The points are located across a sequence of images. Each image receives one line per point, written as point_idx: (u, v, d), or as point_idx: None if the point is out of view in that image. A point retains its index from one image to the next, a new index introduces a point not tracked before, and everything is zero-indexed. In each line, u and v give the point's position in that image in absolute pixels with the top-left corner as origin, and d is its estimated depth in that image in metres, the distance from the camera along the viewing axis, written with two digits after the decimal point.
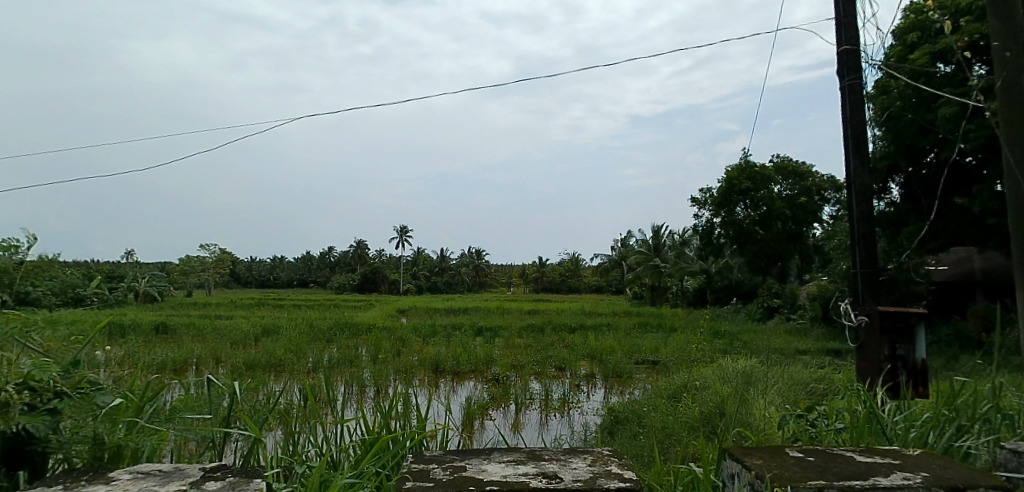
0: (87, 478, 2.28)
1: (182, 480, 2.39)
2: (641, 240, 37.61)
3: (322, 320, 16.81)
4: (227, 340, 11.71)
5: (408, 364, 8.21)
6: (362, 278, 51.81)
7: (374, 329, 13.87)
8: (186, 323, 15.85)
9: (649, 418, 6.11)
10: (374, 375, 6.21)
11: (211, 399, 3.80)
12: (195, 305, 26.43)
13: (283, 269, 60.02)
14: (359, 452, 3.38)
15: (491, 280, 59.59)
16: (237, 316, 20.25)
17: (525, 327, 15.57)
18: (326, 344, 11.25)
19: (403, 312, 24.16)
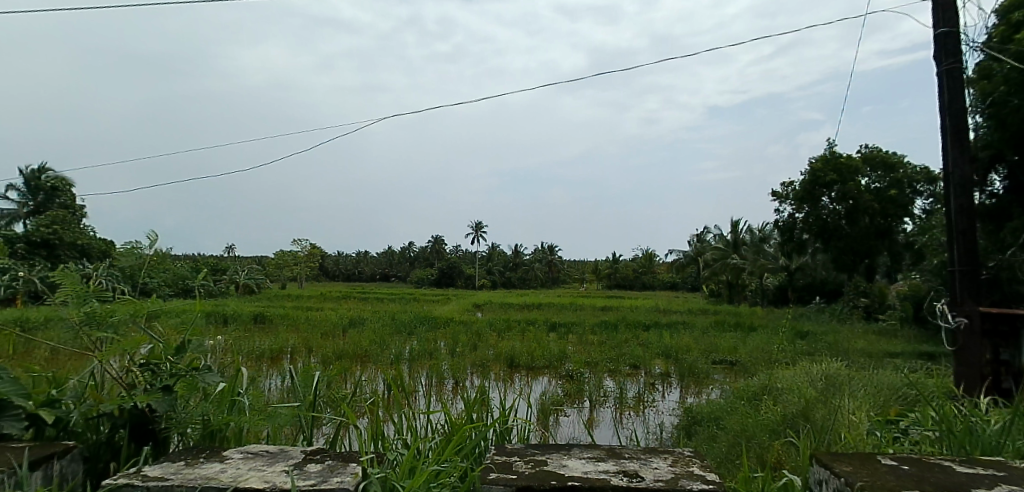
0: (207, 455, 2.47)
1: (287, 461, 2.60)
2: (719, 236, 36.45)
3: (405, 314, 17.23)
4: (318, 331, 12.26)
5: (483, 358, 8.31)
6: (439, 272, 53.03)
7: (452, 323, 14.14)
8: (281, 314, 16.73)
9: (728, 419, 5.91)
10: (453, 367, 6.26)
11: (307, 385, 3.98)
12: (292, 297, 27.86)
13: (367, 264, 61.99)
14: (445, 436, 3.50)
15: (564, 275, 59.49)
16: (328, 309, 21.16)
17: (598, 324, 15.43)
18: (407, 336, 11.54)
19: (478, 307, 24.57)
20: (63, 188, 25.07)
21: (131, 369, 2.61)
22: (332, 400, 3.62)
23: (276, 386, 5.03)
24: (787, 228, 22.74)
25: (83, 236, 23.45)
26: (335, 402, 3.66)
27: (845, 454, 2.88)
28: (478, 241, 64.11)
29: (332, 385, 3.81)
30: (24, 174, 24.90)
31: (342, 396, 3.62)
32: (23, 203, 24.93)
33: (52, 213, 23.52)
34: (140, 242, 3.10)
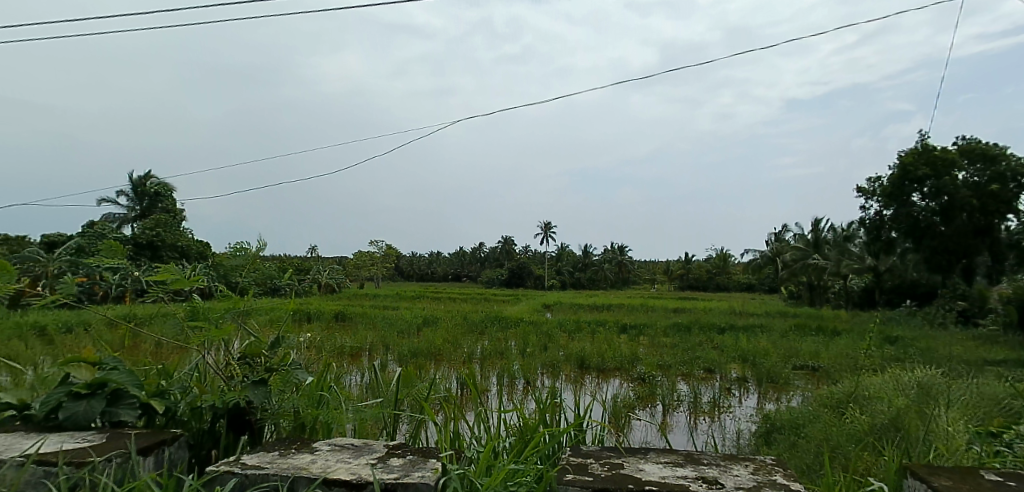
0: (298, 447, 2.60)
1: (371, 455, 2.68)
2: (799, 235, 34.80)
3: (476, 313, 17.33)
4: (396, 329, 12.58)
5: (554, 358, 8.27)
6: (509, 272, 53.14)
7: (522, 323, 14.16)
8: (360, 312, 17.31)
9: (810, 428, 5.59)
10: (524, 367, 6.16)
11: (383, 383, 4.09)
12: (369, 296, 28.64)
13: (439, 264, 62.83)
14: (519, 434, 3.50)
15: (635, 276, 58.36)
16: (404, 308, 21.58)
17: (670, 326, 15.01)
18: (478, 335, 11.66)
19: (549, 307, 24.51)
20: (165, 193, 26.63)
21: (231, 362, 2.75)
22: (411, 397, 3.71)
23: (357, 381, 5.22)
24: (875, 227, 21.78)
25: (183, 238, 24.73)
26: (412, 398, 3.74)
27: (945, 467, 2.66)
28: (547, 241, 63.97)
29: (409, 383, 3.89)
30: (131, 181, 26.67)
31: (419, 392, 3.70)
32: (131, 207, 26.68)
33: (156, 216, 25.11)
34: (245, 245, 3.38)
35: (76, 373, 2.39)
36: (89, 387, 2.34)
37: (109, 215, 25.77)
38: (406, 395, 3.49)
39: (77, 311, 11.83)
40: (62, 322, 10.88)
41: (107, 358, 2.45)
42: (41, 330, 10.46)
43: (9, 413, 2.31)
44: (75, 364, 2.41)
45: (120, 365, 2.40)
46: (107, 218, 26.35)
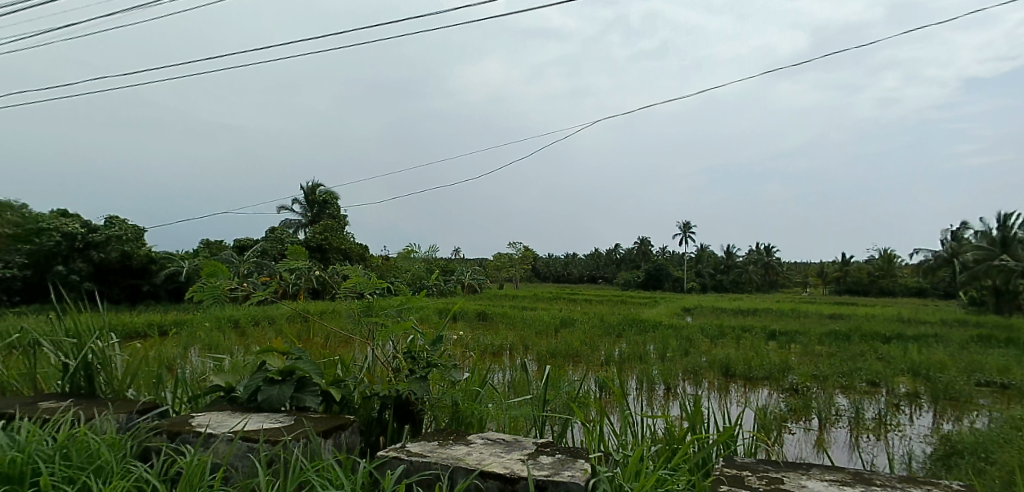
0: (454, 439, 2.72)
1: (522, 450, 2.74)
2: (984, 233, 30.07)
3: (614, 316, 17.03)
4: (537, 328, 12.73)
5: (697, 364, 7.90)
6: (646, 274, 51.26)
7: (661, 326, 13.69)
8: (503, 311, 17.79)
9: (1003, 454, 4.81)
10: (665, 372, 5.90)
11: (526, 383, 4.15)
12: (507, 297, 29.05)
13: (575, 264, 62.32)
14: (666, 437, 3.37)
15: (782, 279, 53.92)
16: (540, 308, 21.71)
17: (825, 334, 13.72)
18: (616, 338, 11.45)
19: (689, 311, 23.49)
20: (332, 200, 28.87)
21: (397, 357, 2.93)
22: (554, 396, 3.74)
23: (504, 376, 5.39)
24: None
25: (347, 242, 26.46)
26: (557, 400, 3.76)
27: None
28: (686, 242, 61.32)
29: (552, 384, 3.91)
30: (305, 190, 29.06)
31: (564, 393, 3.70)
32: (304, 214, 28.84)
33: (325, 220, 27.34)
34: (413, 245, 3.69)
35: (270, 361, 2.69)
36: (281, 374, 2.62)
37: (285, 222, 28.39)
38: (552, 395, 3.53)
39: (263, 307, 13.39)
40: (252, 316, 12.37)
41: (294, 348, 2.70)
42: (236, 322, 11.98)
43: (218, 393, 2.64)
44: (269, 353, 2.71)
45: (304, 355, 2.66)
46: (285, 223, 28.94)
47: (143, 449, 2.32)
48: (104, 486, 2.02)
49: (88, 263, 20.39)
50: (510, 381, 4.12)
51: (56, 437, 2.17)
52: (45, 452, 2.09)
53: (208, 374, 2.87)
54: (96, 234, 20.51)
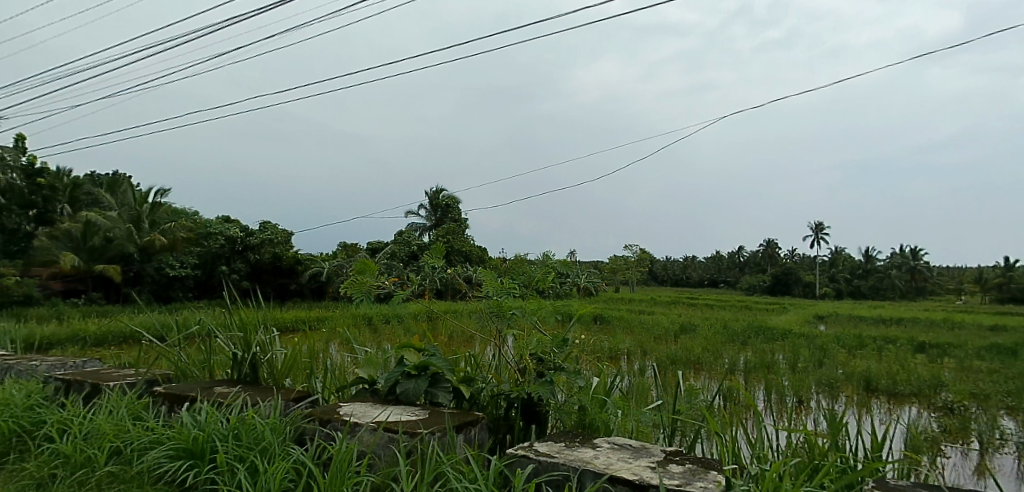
0: (581, 441, 2.69)
1: (650, 458, 2.65)
2: None
3: (739, 322, 16.11)
4: (657, 331, 12.32)
5: (832, 377, 7.29)
6: (773, 278, 47.49)
7: (792, 335, 12.76)
8: (621, 313, 17.41)
9: None
10: (796, 382, 5.52)
11: (649, 387, 4.04)
12: (624, 300, 28.14)
13: (694, 268, 59.29)
14: (804, 452, 3.10)
15: (934, 285, 47.88)
16: (660, 312, 20.87)
17: (989, 348, 12.08)
18: (741, 345, 10.82)
19: (822, 320, 21.60)
20: (454, 204, 29.97)
21: (523, 358, 2.96)
22: (681, 402, 3.59)
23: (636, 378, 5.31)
24: None
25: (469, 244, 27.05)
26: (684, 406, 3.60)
27: None
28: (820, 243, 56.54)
29: (679, 390, 3.75)
30: (429, 196, 30.43)
31: (691, 401, 3.53)
32: (428, 217, 30.34)
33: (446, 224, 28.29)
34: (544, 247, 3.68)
35: (407, 356, 2.82)
36: (417, 369, 2.75)
37: (412, 225, 29.93)
38: (679, 404, 3.40)
39: (395, 305, 14.14)
40: (383, 314, 13.15)
41: (429, 345, 2.82)
42: (369, 319, 12.78)
43: (361, 386, 2.83)
44: (406, 349, 2.85)
45: (437, 352, 2.77)
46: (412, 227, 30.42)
47: (299, 434, 2.54)
48: (269, 466, 2.22)
49: (245, 264, 22.81)
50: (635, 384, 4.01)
51: (229, 420, 2.42)
52: (220, 432, 2.34)
53: (352, 367, 3.08)
54: (252, 238, 22.76)
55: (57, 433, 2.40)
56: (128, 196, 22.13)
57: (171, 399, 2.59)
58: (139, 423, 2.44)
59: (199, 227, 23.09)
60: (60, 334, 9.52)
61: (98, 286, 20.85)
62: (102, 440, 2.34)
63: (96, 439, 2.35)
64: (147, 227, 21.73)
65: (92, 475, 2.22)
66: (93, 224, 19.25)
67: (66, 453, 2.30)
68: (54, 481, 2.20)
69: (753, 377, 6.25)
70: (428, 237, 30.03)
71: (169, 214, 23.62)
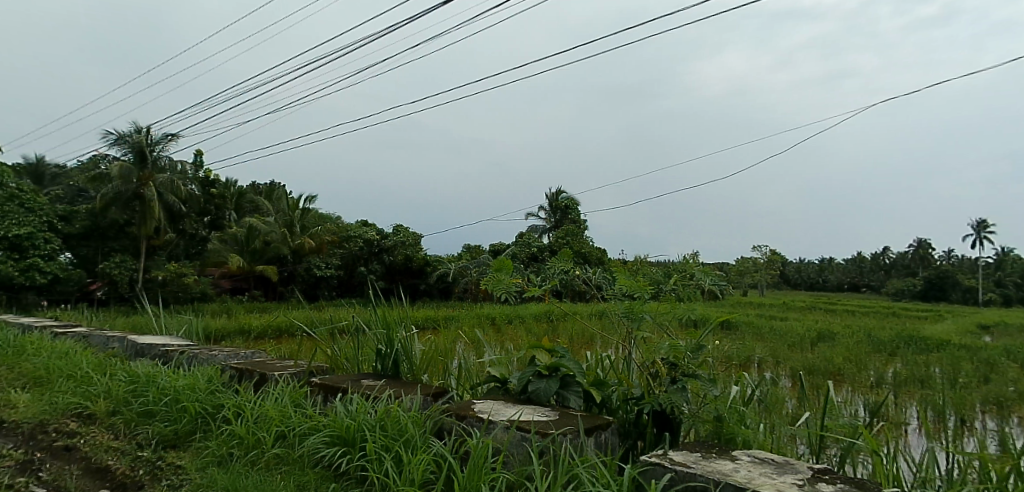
0: (718, 453, 2.55)
1: (796, 475, 2.43)
2: None
3: (887, 331, 14.59)
4: (790, 338, 11.50)
5: (1002, 395, 6.43)
6: (927, 283, 41.96)
7: (951, 347, 11.35)
8: (755, 319, 16.25)
9: None
10: (957, 401, 4.96)
11: (787, 399, 3.80)
12: (753, 305, 26.21)
13: (833, 271, 53.87)
14: (984, 480, 2.69)
15: None
16: (794, 318, 19.36)
17: None
18: (890, 356, 9.81)
19: (991, 331, 18.83)
20: (574, 205, 30.08)
21: (656, 362, 2.88)
22: (826, 417, 3.27)
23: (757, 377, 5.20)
24: None
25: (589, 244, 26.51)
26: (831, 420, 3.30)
27: None
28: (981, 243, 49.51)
29: (822, 404, 3.45)
30: (548, 199, 30.80)
31: (839, 416, 3.22)
32: (549, 219, 30.69)
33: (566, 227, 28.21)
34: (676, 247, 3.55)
35: (538, 356, 2.87)
36: (548, 369, 2.80)
37: (532, 227, 30.43)
38: (828, 419, 3.10)
39: (516, 306, 14.36)
40: (505, 315, 13.46)
41: (558, 347, 2.86)
42: (491, 319, 13.14)
43: (492, 384, 2.91)
44: (537, 349, 2.90)
45: (568, 354, 2.81)
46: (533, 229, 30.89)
47: (438, 428, 2.66)
48: (412, 456, 2.32)
49: (381, 264, 24.33)
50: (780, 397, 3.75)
51: (376, 411, 2.59)
52: (369, 423, 2.50)
53: (486, 365, 3.17)
54: (387, 240, 24.25)
55: (233, 415, 2.70)
56: (283, 203, 23.82)
57: (325, 390, 2.82)
58: (300, 411, 2.68)
59: (341, 231, 24.87)
60: (231, 328, 10.75)
61: (259, 285, 23.61)
62: (270, 424, 2.59)
63: (265, 423, 2.61)
64: (298, 231, 23.33)
65: (262, 456, 2.47)
66: (254, 229, 21.74)
67: (239, 435, 2.57)
68: (232, 459, 2.47)
69: (903, 392, 5.68)
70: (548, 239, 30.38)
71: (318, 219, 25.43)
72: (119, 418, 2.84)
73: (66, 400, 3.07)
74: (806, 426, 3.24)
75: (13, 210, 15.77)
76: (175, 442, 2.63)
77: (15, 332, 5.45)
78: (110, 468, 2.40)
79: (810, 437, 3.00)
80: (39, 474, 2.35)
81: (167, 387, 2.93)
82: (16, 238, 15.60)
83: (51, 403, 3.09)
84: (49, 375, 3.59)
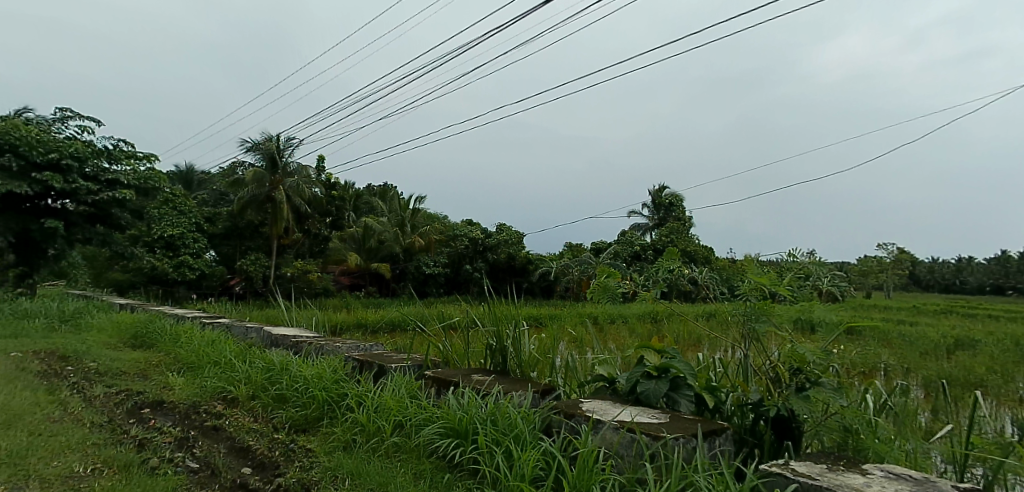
0: (845, 466, 2.35)
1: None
2: None
3: None
4: (929, 344, 10.58)
5: None
6: None
7: None
8: (889, 322, 15.08)
9: None
10: None
11: (924, 414, 3.47)
12: (875, 307, 24.17)
13: (969, 272, 48.41)
14: None
15: None
16: (927, 323, 17.67)
17: None
18: None
19: None
20: (677, 202, 29.41)
21: (776, 367, 2.74)
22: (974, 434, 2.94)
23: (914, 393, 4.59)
24: None
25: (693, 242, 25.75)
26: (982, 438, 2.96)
27: None
28: None
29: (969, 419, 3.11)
30: (651, 195, 30.30)
31: (992, 435, 2.87)
32: (652, 216, 30.12)
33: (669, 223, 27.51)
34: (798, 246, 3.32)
35: (647, 357, 2.83)
36: (658, 370, 2.74)
37: (634, 225, 30.08)
38: (975, 437, 2.78)
39: (621, 306, 14.22)
40: (608, 314, 13.42)
41: (668, 348, 2.81)
42: (594, 318, 13.13)
43: (601, 383, 2.89)
44: (646, 350, 2.86)
45: (678, 355, 2.74)
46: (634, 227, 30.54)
47: (547, 425, 2.68)
48: (522, 452, 2.34)
49: (485, 263, 24.78)
50: (914, 408, 3.43)
51: (486, 406, 2.65)
52: (480, 417, 2.57)
53: (593, 364, 3.15)
54: (491, 239, 24.65)
55: (355, 404, 2.87)
56: (396, 203, 25.51)
57: (438, 383, 2.93)
58: (416, 402, 2.80)
59: (449, 230, 25.64)
60: (350, 321, 11.46)
61: (374, 282, 24.79)
62: (388, 414, 2.74)
63: (384, 412, 2.76)
64: (409, 230, 24.69)
65: (382, 444, 2.60)
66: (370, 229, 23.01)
67: (361, 422, 2.73)
68: (355, 445, 2.62)
69: None
70: (650, 237, 29.91)
71: (426, 219, 26.59)
72: (257, 403, 3.12)
73: (213, 384, 3.41)
74: (947, 442, 2.93)
75: (168, 212, 17.75)
76: (305, 427, 2.85)
77: (171, 321, 6.13)
78: (251, 448, 2.63)
79: (954, 456, 2.70)
80: (194, 450, 2.62)
81: (298, 375, 3.17)
82: (170, 237, 17.50)
83: (201, 386, 3.46)
84: (199, 361, 4.03)
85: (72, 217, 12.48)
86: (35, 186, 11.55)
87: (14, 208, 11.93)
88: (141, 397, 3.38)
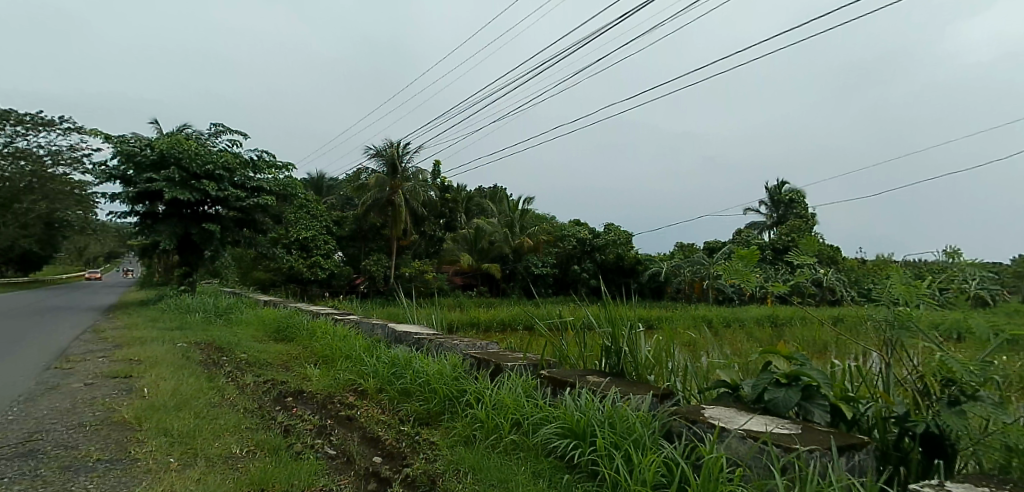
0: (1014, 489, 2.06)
1: None
2: None
3: None
4: None
5: None
6: None
7: None
8: None
9: None
10: None
11: None
12: None
13: None
14: None
15: None
16: None
17: None
18: None
19: None
20: (800, 198, 27.77)
21: (922, 379, 2.52)
22: None
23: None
24: None
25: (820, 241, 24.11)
26: None
27: None
28: None
29: None
30: (770, 191, 28.86)
31: None
32: (770, 215, 28.69)
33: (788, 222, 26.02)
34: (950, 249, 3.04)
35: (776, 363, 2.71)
36: (787, 378, 2.61)
37: (752, 223, 28.88)
38: None
39: (747, 309, 13.68)
40: (727, 317, 12.96)
41: (797, 354, 2.67)
42: (711, 321, 12.72)
43: (723, 390, 2.80)
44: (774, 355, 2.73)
45: (810, 362, 2.60)
46: (751, 225, 29.20)
47: (667, 430, 2.62)
48: (643, 457, 2.28)
49: (593, 263, 24.59)
50: None
51: (604, 409, 2.62)
52: (598, 419, 2.55)
53: (714, 369, 3.07)
54: (599, 239, 24.42)
55: (474, 400, 2.96)
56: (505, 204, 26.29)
57: (554, 382, 2.96)
58: (533, 401, 2.85)
59: (556, 230, 25.74)
60: (466, 319, 11.83)
61: (485, 282, 25.29)
62: (506, 412, 2.80)
63: (502, 410, 2.82)
64: (517, 231, 25.26)
65: (501, 441, 2.66)
66: (480, 230, 23.70)
67: (481, 419, 2.82)
68: (476, 440, 2.71)
69: None
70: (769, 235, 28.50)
71: (535, 219, 26.99)
72: (384, 395, 3.31)
73: (345, 376, 3.66)
74: None
75: (303, 216, 19.40)
76: (427, 421, 2.98)
77: (308, 317, 6.64)
78: (380, 438, 2.78)
79: None
80: (331, 437, 2.82)
81: (420, 370, 3.33)
82: (304, 239, 18.99)
83: (335, 377, 3.72)
84: (333, 354, 4.34)
85: (225, 221, 13.79)
86: (194, 193, 12.85)
87: (177, 212, 13.37)
88: (285, 386, 3.70)
